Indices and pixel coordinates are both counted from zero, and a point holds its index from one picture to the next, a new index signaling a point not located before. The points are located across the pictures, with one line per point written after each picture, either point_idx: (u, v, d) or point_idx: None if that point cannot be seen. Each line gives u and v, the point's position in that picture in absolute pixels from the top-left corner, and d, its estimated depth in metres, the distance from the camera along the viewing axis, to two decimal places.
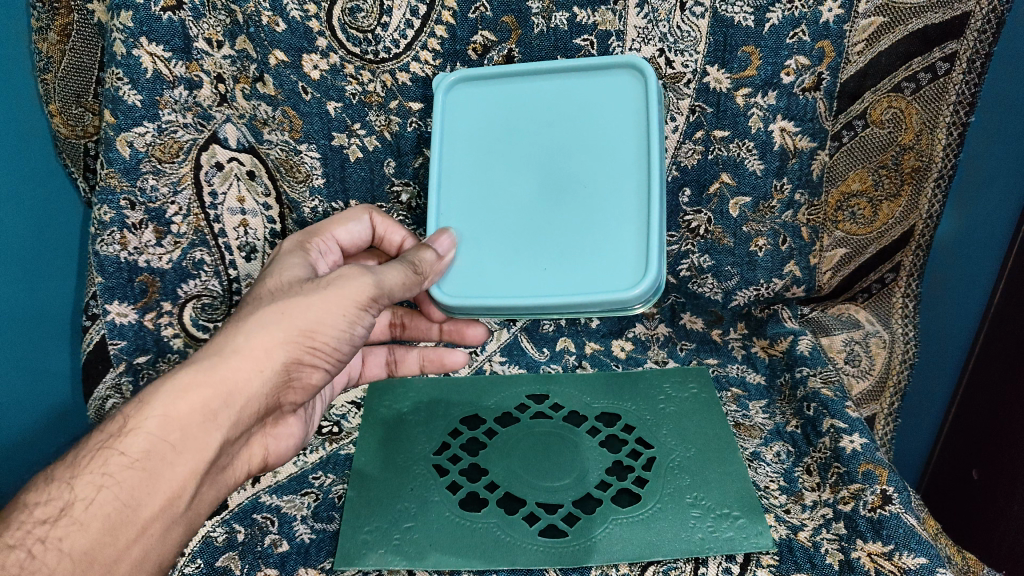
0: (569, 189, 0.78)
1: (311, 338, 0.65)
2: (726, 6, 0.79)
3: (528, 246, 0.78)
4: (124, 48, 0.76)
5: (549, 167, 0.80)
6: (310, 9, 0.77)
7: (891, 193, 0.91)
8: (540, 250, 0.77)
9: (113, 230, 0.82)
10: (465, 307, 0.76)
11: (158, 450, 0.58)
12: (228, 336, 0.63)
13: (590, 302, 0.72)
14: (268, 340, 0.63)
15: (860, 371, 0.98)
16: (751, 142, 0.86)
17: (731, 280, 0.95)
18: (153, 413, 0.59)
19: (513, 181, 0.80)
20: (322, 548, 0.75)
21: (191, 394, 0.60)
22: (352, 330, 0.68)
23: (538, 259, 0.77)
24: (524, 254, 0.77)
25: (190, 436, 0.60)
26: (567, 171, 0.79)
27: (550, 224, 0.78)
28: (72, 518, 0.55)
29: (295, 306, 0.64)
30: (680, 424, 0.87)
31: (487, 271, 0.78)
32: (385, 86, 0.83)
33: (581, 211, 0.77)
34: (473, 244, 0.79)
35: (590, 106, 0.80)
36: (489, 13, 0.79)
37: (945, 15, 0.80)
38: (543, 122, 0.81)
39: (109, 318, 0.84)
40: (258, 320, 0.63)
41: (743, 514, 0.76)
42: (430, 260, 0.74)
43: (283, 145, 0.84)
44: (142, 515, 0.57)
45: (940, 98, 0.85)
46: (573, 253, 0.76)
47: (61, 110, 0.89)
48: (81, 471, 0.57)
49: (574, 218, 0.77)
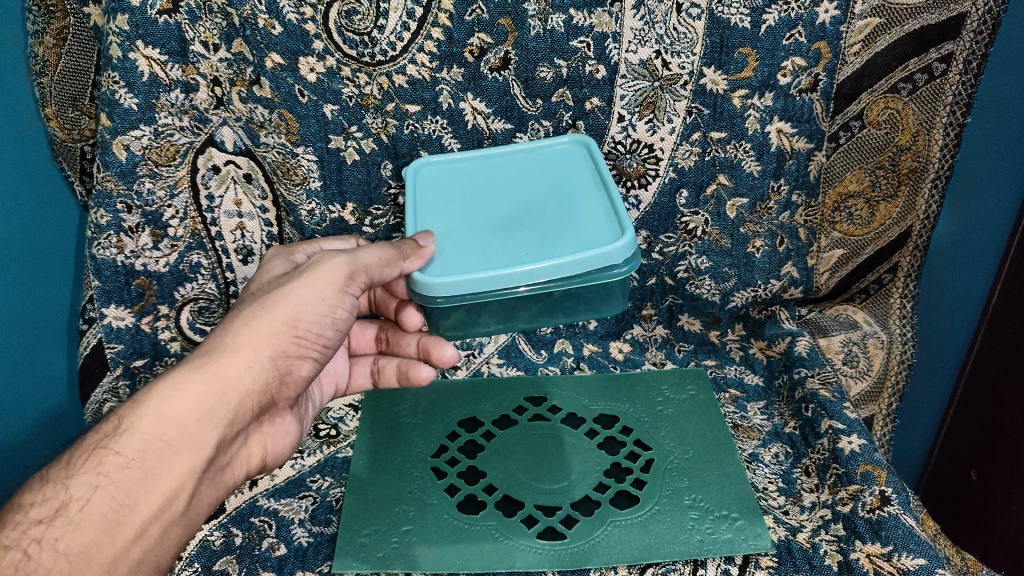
0: (542, 216, 0.82)
1: (294, 326, 0.65)
2: (722, 8, 0.79)
3: (508, 245, 0.78)
4: (120, 51, 0.76)
5: (518, 207, 0.83)
6: (306, 12, 0.77)
7: (888, 194, 0.92)
8: (522, 245, 0.78)
9: (109, 234, 0.82)
10: (449, 287, 0.74)
11: (153, 449, 0.58)
12: (218, 333, 0.64)
13: (581, 259, 0.74)
14: (254, 334, 0.64)
15: (857, 372, 0.97)
16: (747, 144, 0.86)
17: (728, 281, 0.95)
18: (148, 412, 0.59)
19: (485, 217, 0.83)
20: (319, 552, 0.75)
21: (185, 393, 0.60)
22: (334, 313, 0.68)
23: (521, 249, 0.77)
24: (505, 249, 0.78)
25: (186, 434, 0.60)
26: (537, 208, 0.83)
27: (529, 232, 0.80)
28: (67, 519, 0.55)
29: (275, 297, 0.66)
30: (679, 426, 0.86)
31: (469, 262, 0.77)
32: (381, 89, 0.82)
33: (556, 224, 0.80)
34: (451, 249, 0.79)
35: (550, 168, 0.86)
36: (485, 15, 0.79)
37: (940, 16, 0.81)
38: (506, 181, 0.86)
39: (105, 322, 0.84)
40: (242, 315, 0.65)
41: (742, 515, 0.76)
42: (410, 246, 0.73)
43: (279, 147, 0.84)
44: (140, 516, 0.57)
45: (937, 99, 0.86)
46: (556, 243, 0.77)
47: (57, 114, 0.88)
48: (76, 471, 0.56)
49: (549, 229, 0.80)
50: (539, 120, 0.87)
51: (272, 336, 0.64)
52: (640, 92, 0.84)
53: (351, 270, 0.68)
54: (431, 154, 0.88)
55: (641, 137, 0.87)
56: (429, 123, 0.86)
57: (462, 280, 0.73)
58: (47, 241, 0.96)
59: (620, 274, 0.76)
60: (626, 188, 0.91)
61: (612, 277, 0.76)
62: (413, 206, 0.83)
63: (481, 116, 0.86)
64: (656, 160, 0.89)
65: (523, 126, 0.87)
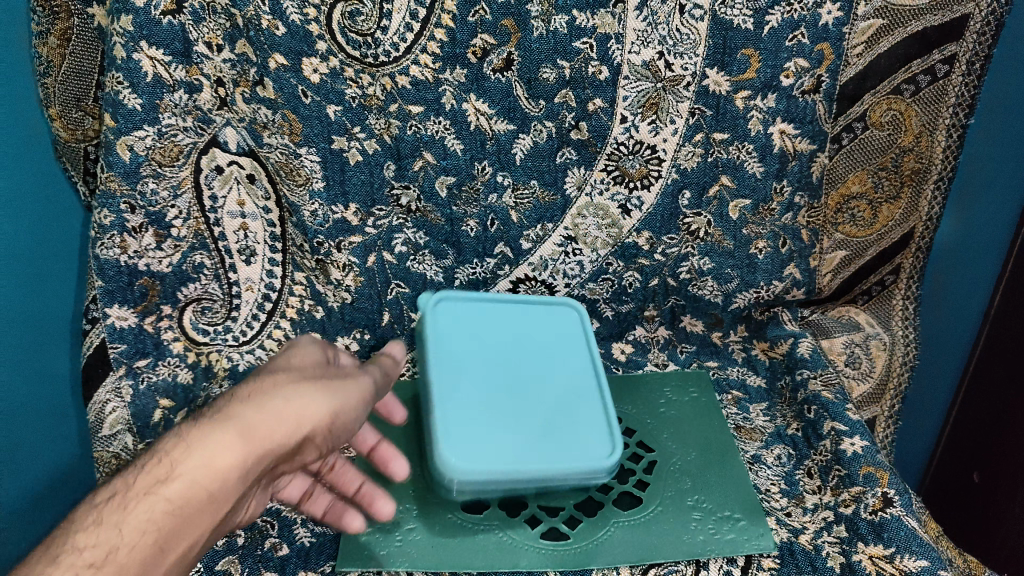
0: (541, 394, 0.83)
1: (334, 419, 0.63)
2: (725, 9, 0.79)
3: (514, 422, 0.79)
4: (124, 51, 0.75)
5: (520, 379, 0.84)
6: (310, 12, 0.77)
7: (891, 195, 0.92)
8: (529, 429, 0.79)
9: (113, 234, 0.81)
10: (467, 479, 0.74)
11: (199, 502, 0.54)
12: (268, 392, 0.60)
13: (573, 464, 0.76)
14: (314, 407, 0.61)
15: (859, 374, 0.97)
16: (750, 145, 0.86)
17: (731, 283, 0.95)
18: (203, 462, 0.55)
19: (491, 365, 0.85)
20: (322, 551, 0.75)
21: (244, 450, 0.56)
22: (366, 403, 0.67)
23: (527, 433, 0.79)
24: (512, 429, 0.79)
25: (230, 491, 0.56)
26: (533, 376, 0.84)
27: (533, 415, 0.81)
28: (115, 564, 0.50)
29: (328, 385, 0.64)
30: (682, 428, 0.86)
31: (478, 438, 0.77)
32: (385, 89, 0.83)
33: (556, 408, 0.82)
34: (454, 410, 0.79)
35: (547, 345, 0.88)
36: (488, 16, 0.80)
37: (944, 17, 0.81)
38: (512, 337, 0.89)
39: (108, 322, 0.84)
40: (298, 390, 0.61)
41: (746, 516, 0.77)
42: (388, 364, 0.76)
43: (283, 148, 0.84)
44: (166, 565, 0.53)
45: (940, 101, 0.86)
46: (556, 436, 0.79)
47: (60, 114, 0.90)
48: (128, 513, 0.52)
49: (544, 410, 0.82)
50: (543, 120, 0.86)
51: (319, 420, 0.61)
52: (643, 93, 0.84)
53: (373, 389, 0.69)
54: (434, 156, 0.88)
55: (644, 138, 0.87)
56: (432, 123, 0.86)
57: (480, 474, 0.74)
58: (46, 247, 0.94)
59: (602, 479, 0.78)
60: (628, 189, 0.90)
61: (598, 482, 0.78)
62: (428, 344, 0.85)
63: (484, 117, 0.86)
64: (659, 161, 0.88)
65: (526, 127, 0.86)
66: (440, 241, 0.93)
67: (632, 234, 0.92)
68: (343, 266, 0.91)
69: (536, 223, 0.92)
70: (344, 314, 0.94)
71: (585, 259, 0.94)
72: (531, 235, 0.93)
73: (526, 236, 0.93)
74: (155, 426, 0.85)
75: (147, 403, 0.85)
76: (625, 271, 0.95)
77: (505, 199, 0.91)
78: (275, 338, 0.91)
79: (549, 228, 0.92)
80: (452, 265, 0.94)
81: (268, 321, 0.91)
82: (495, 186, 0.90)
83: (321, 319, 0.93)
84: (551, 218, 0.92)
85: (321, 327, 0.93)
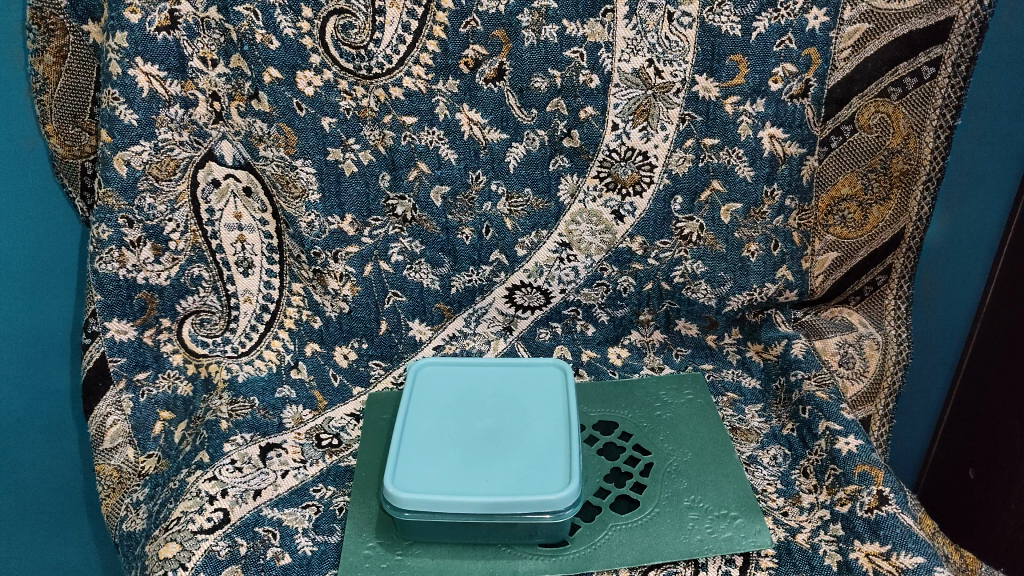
0: (513, 429, 0.78)
1: None
2: (713, 16, 0.81)
3: (480, 458, 0.75)
4: (119, 68, 0.77)
5: (496, 420, 0.80)
6: (303, 26, 0.80)
7: (880, 197, 0.92)
8: (492, 464, 0.74)
9: (111, 248, 0.83)
10: (417, 502, 0.70)
11: None
12: None
13: (528, 501, 0.70)
14: None
15: (854, 374, 0.94)
16: (740, 150, 0.88)
17: (723, 286, 0.96)
18: None
19: (467, 413, 0.81)
20: (324, 560, 0.74)
21: None
22: None
23: (489, 467, 0.74)
24: (474, 465, 0.74)
25: None
26: (510, 416, 0.80)
27: (502, 450, 0.76)
28: None
29: None
30: (678, 431, 0.87)
31: (438, 471, 0.74)
32: (378, 101, 0.85)
33: (526, 446, 0.76)
34: (414, 453, 0.76)
35: (530, 387, 0.84)
36: (479, 27, 0.82)
37: (928, 21, 0.82)
38: (490, 383, 0.85)
39: (109, 335, 0.85)
40: None
41: (741, 513, 0.77)
42: None
43: (279, 160, 0.85)
44: None
45: (927, 102, 0.87)
46: (519, 473, 0.73)
47: (57, 130, 0.88)
48: None
49: (510, 456, 0.75)
50: (536, 129, 0.88)
51: None
52: (633, 100, 0.86)
53: None
54: (429, 166, 0.89)
55: (635, 145, 0.88)
56: (426, 133, 0.87)
57: (429, 497, 0.70)
58: (43, 277, 0.97)
59: (563, 518, 0.72)
60: (620, 195, 0.91)
61: (557, 522, 0.72)
62: (407, 395, 0.83)
63: (477, 126, 0.87)
64: (650, 166, 0.90)
65: (519, 135, 0.88)
66: (437, 249, 0.93)
67: (625, 239, 0.93)
68: (340, 276, 0.92)
69: (531, 230, 0.93)
70: (342, 323, 0.93)
71: (580, 265, 0.95)
72: (526, 241, 0.93)
73: (520, 244, 0.93)
74: (156, 439, 0.83)
75: (147, 415, 0.84)
76: (619, 276, 0.96)
77: (500, 206, 0.92)
78: (274, 348, 0.92)
79: (543, 235, 0.93)
80: (449, 273, 0.95)
81: (266, 332, 0.92)
82: (489, 194, 0.91)
83: (319, 329, 0.93)
84: (544, 224, 0.93)
85: (319, 336, 0.93)
